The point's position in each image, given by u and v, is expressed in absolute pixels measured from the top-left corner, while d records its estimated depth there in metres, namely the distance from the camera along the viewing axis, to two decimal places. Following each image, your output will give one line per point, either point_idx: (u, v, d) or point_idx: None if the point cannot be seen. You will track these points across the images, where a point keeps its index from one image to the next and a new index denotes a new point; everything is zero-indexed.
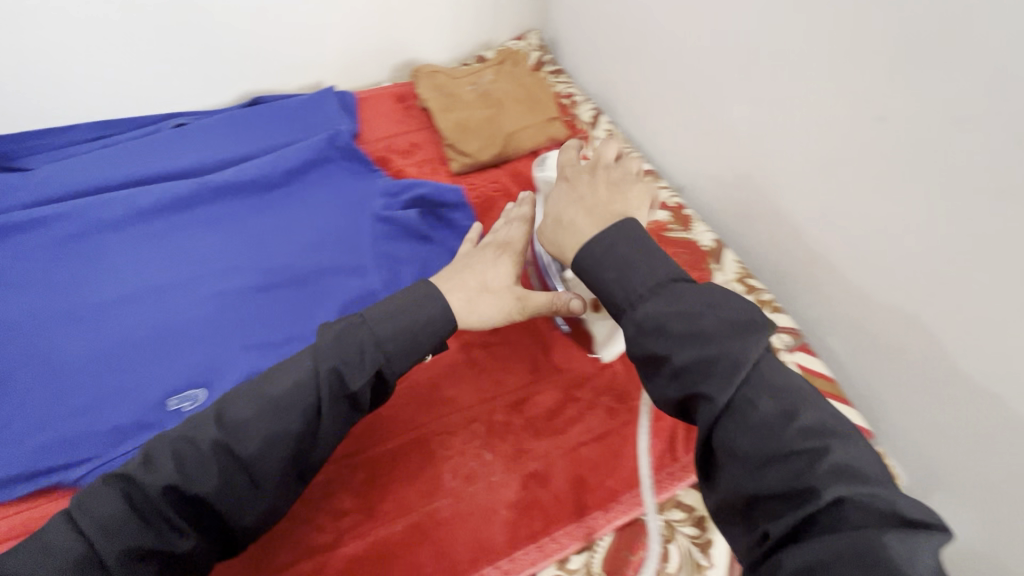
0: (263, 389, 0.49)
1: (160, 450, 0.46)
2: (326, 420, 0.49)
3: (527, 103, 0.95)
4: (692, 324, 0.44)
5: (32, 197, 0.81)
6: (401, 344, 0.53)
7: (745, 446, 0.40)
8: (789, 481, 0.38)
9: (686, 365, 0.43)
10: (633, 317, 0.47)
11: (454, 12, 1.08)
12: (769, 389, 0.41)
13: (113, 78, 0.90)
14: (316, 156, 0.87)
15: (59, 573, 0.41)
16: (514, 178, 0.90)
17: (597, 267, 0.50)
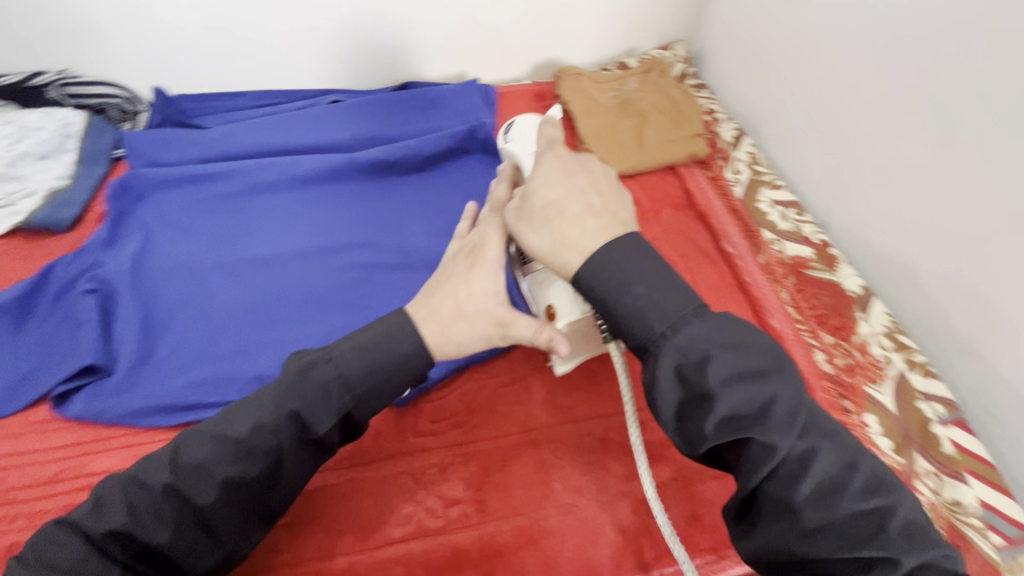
0: (310, 368, 0.49)
1: (232, 418, 0.48)
2: (359, 400, 0.50)
3: (671, 115, 0.92)
4: (753, 366, 0.42)
5: (204, 153, 0.88)
6: (408, 339, 0.51)
7: (799, 502, 0.39)
8: (847, 531, 0.38)
9: (742, 412, 0.40)
10: (671, 343, 0.43)
11: (605, 16, 1.07)
12: (824, 436, 0.40)
13: (286, 52, 0.96)
14: (456, 146, 0.89)
15: (143, 525, 0.44)
16: (647, 191, 0.87)
17: (614, 287, 0.46)
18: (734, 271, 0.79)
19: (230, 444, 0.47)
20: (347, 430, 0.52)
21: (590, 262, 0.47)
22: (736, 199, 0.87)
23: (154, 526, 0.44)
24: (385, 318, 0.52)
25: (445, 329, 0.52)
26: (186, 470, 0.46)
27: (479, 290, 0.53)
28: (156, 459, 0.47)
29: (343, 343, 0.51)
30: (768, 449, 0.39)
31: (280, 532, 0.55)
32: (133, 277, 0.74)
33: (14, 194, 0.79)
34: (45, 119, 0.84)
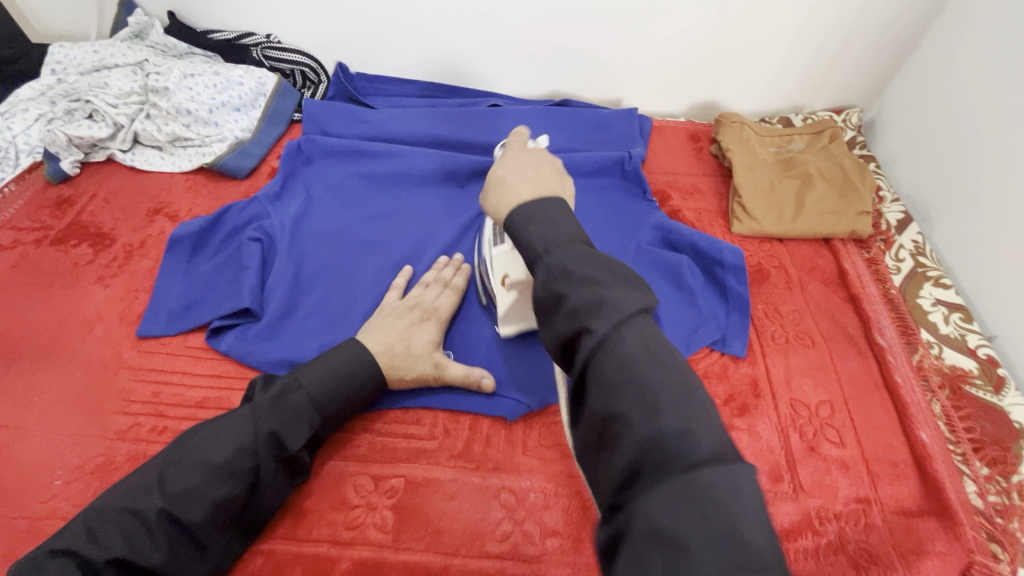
0: (284, 394, 0.54)
1: (205, 444, 0.50)
2: (319, 417, 0.55)
3: (839, 186, 0.86)
4: (630, 363, 0.36)
5: (369, 131, 0.93)
6: (365, 365, 0.59)
7: (618, 403, 0.35)
8: (606, 382, 0.36)
9: (586, 305, 0.37)
10: (546, 266, 0.41)
11: (782, 69, 1.02)
12: (622, 333, 0.37)
13: (463, 53, 1.00)
14: (605, 173, 0.89)
15: (136, 550, 0.45)
16: (794, 260, 0.83)
17: (557, 258, 0.40)
18: (882, 367, 0.72)
19: (210, 463, 0.49)
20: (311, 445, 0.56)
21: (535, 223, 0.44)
22: (893, 287, 0.80)
23: (143, 550, 0.46)
24: (342, 349, 0.59)
25: (395, 363, 0.61)
26: (183, 489, 0.48)
27: (421, 339, 0.63)
28: (141, 487, 0.48)
29: (310, 370, 0.56)
30: (694, 478, 0.31)
31: (386, 512, 0.56)
32: (292, 234, 0.79)
33: (209, 137, 0.88)
34: (246, 75, 0.90)
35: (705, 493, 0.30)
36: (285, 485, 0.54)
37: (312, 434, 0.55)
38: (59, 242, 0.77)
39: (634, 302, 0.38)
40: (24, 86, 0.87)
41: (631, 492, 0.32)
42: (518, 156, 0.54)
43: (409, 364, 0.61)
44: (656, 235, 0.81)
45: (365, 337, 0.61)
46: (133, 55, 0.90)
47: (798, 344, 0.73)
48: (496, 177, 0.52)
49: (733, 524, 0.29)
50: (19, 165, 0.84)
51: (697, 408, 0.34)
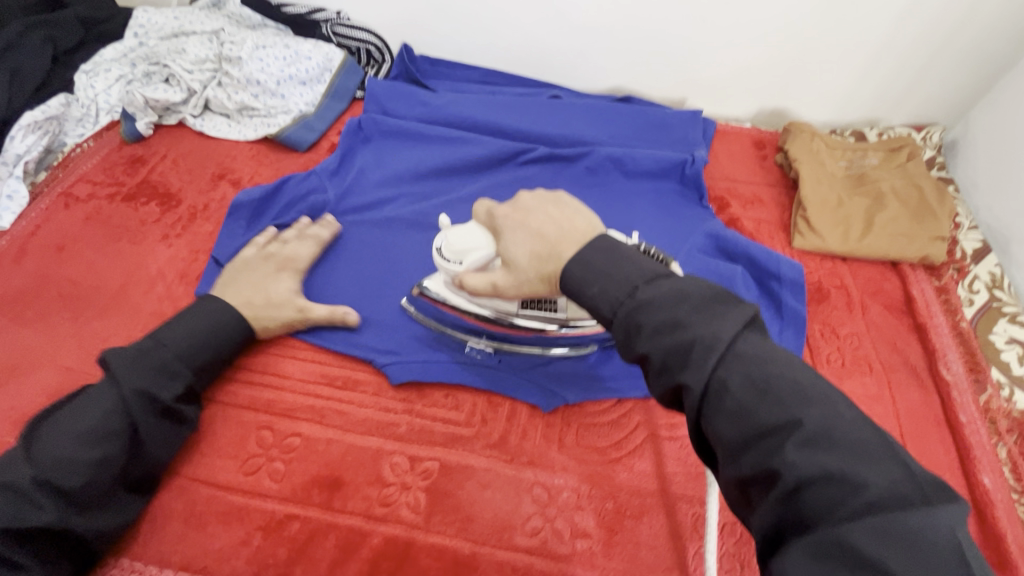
0: (144, 356, 0.57)
1: (76, 416, 0.53)
2: (187, 372, 0.59)
3: (913, 207, 0.81)
4: (672, 316, 0.41)
5: (428, 113, 0.92)
6: (227, 318, 0.63)
7: (729, 434, 0.37)
8: (739, 422, 0.36)
9: (674, 355, 0.40)
10: (621, 323, 0.44)
11: (862, 79, 0.97)
12: (747, 370, 0.38)
13: (528, 43, 0.99)
14: (664, 173, 0.86)
15: (20, 518, 0.47)
16: (857, 281, 0.79)
17: (582, 280, 0.47)
18: (945, 403, 0.68)
19: (80, 431, 0.52)
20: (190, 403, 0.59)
21: (576, 264, 0.47)
22: (964, 320, 0.75)
23: (26, 516, 0.48)
24: (196, 307, 0.63)
25: (257, 313, 0.65)
26: (56, 455, 0.50)
27: (278, 288, 0.67)
28: (7, 461, 0.50)
29: (168, 330, 0.60)
30: (838, 534, 0.31)
31: (420, 493, 0.57)
32: (345, 208, 0.80)
33: (274, 108, 0.90)
34: (314, 50, 0.92)
35: (853, 544, 0.30)
36: (171, 444, 0.56)
37: (184, 388, 0.58)
38: (130, 200, 0.80)
39: (670, 287, 0.43)
40: (108, 48, 0.91)
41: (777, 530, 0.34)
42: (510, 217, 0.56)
43: (282, 315, 0.65)
44: (712, 242, 0.79)
45: (223, 295, 0.65)
46: (210, 24, 0.93)
47: (855, 371, 0.70)
48: (529, 253, 0.53)
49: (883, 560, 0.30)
50: (98, 123, 0.88)
51: (721, 335, 0.39)
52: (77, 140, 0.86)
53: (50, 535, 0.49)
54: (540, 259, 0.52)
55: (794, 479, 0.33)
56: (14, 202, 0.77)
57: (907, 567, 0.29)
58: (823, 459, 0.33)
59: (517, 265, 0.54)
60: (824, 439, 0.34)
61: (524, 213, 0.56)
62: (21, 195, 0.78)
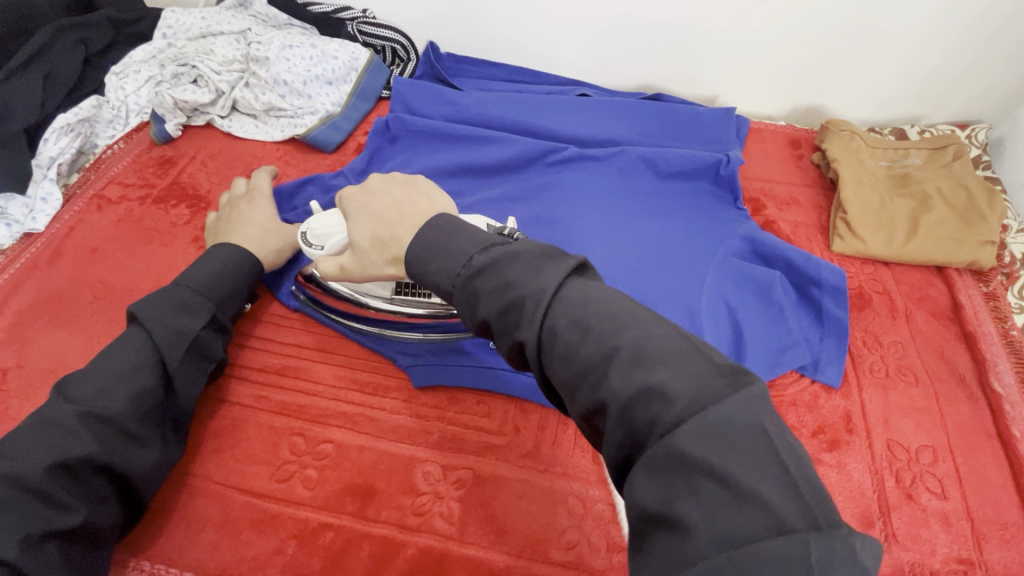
0: (172, 294, 0.58)
1: (104, 354, 0.53)
2: (216, 313, 0.60)
3: (960, 209, 0.78)
4: (503, 277, 0.38)
5: (455, 112, 0.91)
6: (239, 256, 0.64)
7: (564, 378, 0.35)
8: (570, 364, 0.34)
9: (510, 316, 0.37)
10: (460, 293, 0.40)
11: (903, 74, 0.93)
12: (573, 311, 0.35)
13: (556, 39, 0.97)
14: (697, 173, 0.84)
15: (62, 448, 0.47)
16: (900, 286, 0.76)
17: (423, 259, 0.41)
18: (995, 415, 0.65)
19: (116, 365, 0.52)
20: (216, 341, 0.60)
21: (417, 244, 0.42)
22: (1014, 328, 0.72)
23: (70, 447, 0.47)
24: (212, 250, 0.63)
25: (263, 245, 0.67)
26: (95, 388, 0.50)
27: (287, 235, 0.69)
28: (43, 404, 0.49)
29: (185, 272, 0.60)
30: (675, 451, 0.29)
31: (453, 503, 0.56)
32: None
33: (301, 109, 0.89)
34: (340, 49, 0.91)
35: (684, 459, 0.29)
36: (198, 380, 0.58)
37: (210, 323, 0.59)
38: (160, 202, 0.81)
39: (500, 247, 0.40)
40: (137, 49, 0.91)
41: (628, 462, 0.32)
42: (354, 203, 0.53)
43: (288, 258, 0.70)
44: (748, 245, 0.76)
45: (231, 239, 0.65)
46: (237, 24, 0.92)
47: (900, 381, 0.67)
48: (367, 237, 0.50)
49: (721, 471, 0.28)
50: (128, 124, 0.88)
51: (546, 285, 0.36)
52: (108, 141, 0.87)
53: (98, 468, 0.49)
54: (382, 244, 0.49)
55: (622, 406, 0.32)
56: (48, 205, 0.78)
57: (744, 468, 0.28)
58: (644, 377, 0.32)
59: (361, 248, 0.51)
60: (639, 357, 0.33)
61: (360, 208, 0.53)
62: (54, 199, 0.78)
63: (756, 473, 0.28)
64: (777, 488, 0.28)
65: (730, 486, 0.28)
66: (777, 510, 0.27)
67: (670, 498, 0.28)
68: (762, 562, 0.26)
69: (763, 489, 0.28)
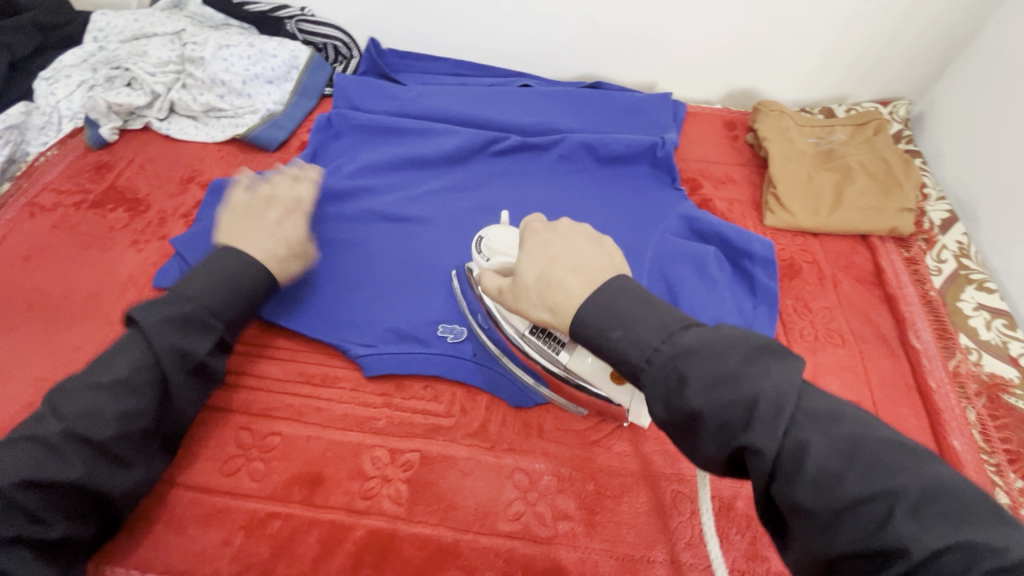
0: (172, 304, 0.54)
1: (98, 366, 0.51)
2: (218, 323, 0.56)
3: (881, 180, 0.83)
4: (720, 367, 0.37)
5: (398, 106, 0.92)
6: (247, 267, 0.59)
7: (756, 460, 0.35)
8: (754, 440, 0.35)
9: (698, 395, 0.37)
10: (651, 376, 0.40)
11: (828, 56, 0.98)
12: (714, 365, 0.37)
13: (496, 32, 0.98)
14: (636, 156, 0.86)
15: (42, 468, 0.46)
16: (828, 255, 0.80)
17: (604, 323, 0.43)
18: (915, 370, 0.69)
19: (108, 381, 0.50)
20: (214, 355, 0.57)
21: (598, 306, 0.44)
22: (932, 289, 0.77)
23: (49, 466, 0.46)
24: (222, 257, 0.59)
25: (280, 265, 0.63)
26: (82, 406, 0.48)
27: (294, 231, 0.65)
28: (35, 420, 0.48)
29: (190, 279, 0.57)
30: (858, 516, 0.32)
31: (401, 484, 0.57)
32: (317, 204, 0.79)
33: (242, 109, 0.89)
34: (279, 47, 0.90)
35: (873, 524, 0.31)
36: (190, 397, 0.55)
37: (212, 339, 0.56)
38: (96, 206, 0.79)
39: (706, 332, 0.40)
40: (67, 53, 0.89)
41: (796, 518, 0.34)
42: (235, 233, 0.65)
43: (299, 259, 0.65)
44: (684, 223, 0.80)
45: (236, 243, 0.61)
46: (171, 25, 0.91)
47: (828, 343, 0.71)
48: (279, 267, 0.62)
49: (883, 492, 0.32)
50: (62, 130, 0.86)
51: (713, 349, 0.38)
52: (41, 148, 0.85)
53: (76, 491, 0.47)
54: (546, 284, 0.48)
55: (819, 476, 0.33)
56: None
57: (963, 538, 0.30)
58: (832, 444, 0.34)
59: (525, 285, 0.50)
60: (827, 422, 0.35)
61: (544, 243, 0.51)
62: None
63: (933, 527, 0.30)
64: (965, 526, 0.30)
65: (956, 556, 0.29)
66: (1000, 559, 0.29)
67: (841, 542, 0.32)
68: None
69: (929, 539, 0.30)
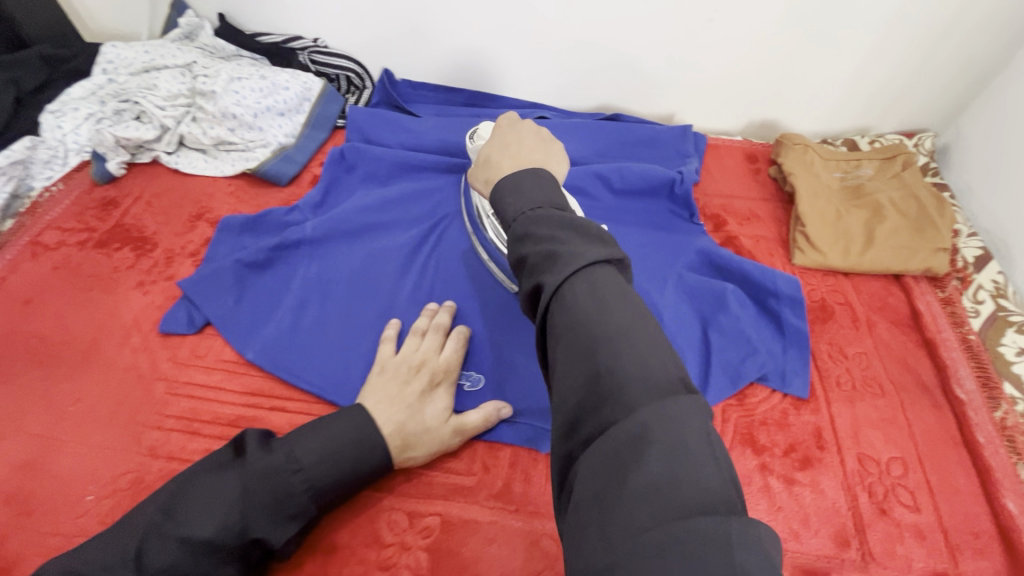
0: (278, 472, 0.49)
1: (185, 523, 0.46)
2: (314, 504, 0.50)
3: (913, 217, 0.80)
4: (558, 239, 0.38)
5: (413, 138, 0.90)
6: (377, 451, 0.53)
7: (579, 364, 0.33)
8: (580, 340, 0.34)
9: (544, 262, 0.37)
10: (515, 236, 0.41)
11: (851, 87, 0.96)
12: (592, 283, 0.35)
13: (512, 63, 0.97)
14: (655, 191, 0.84)
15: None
16: (861, 296, 0.77)
17: (505, 191, 0.43)
18: (960, 422, 0.65)
19: (194, 539, 0.46)
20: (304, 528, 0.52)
21: (508, 179, 0.44)
22: (972, 332, 0.73)
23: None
24: (358, 426, 0.53)
25: (408, 441, 0.56)
26: (164, 566, 0.44)
27: (434, 407, 0.58)
28: (116, 560, 0.44)
29: (313, 448, 0.51)
30: (639, 454, 0.29)
31: (421, 553, 0.53)
32: (328, 241, 0.76)
33: (252, 142, 0.86)
34: (292, 79, 0.88)
35: (669, 488, 0.28)
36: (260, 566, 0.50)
37: (302, 521, 0.50)
38: (102, 246, 0.76)
39: (574, 215, 0.40)
40: (75, 86, 0.87)
41: (554, 333, 0.35)
42: (500, 133, 0.58)
43: (429, 437, 0.57)
44: (709, 261, 0.77)
45: (370, 404, 0.56)
46: (182, 57, 0.89)
47: (866, 392, 0.67)
48: (484, 158, 0.56)
49: (642, 394, 0.31)
50: (67, 164, 0.84)
51: (583, 253, 0.36)
52: (46, 183, 0.82)
53: None
54: (487, 164, 0.54)
55: (621, 409, 0.31)
56: None
57: (670, 494, 0.27)
58: (625, 383, 0.31)
59: (473, 166, 0.57)
60: (632, 387, 0.31)
61: (501, 136, 0.58)
62: None
63: (654, 402, 0.30)
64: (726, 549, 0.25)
65: (648, 449, 0.29)
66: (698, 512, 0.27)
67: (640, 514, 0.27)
68: (644, 555, 0.26)
69: (693, 500, 0.27)
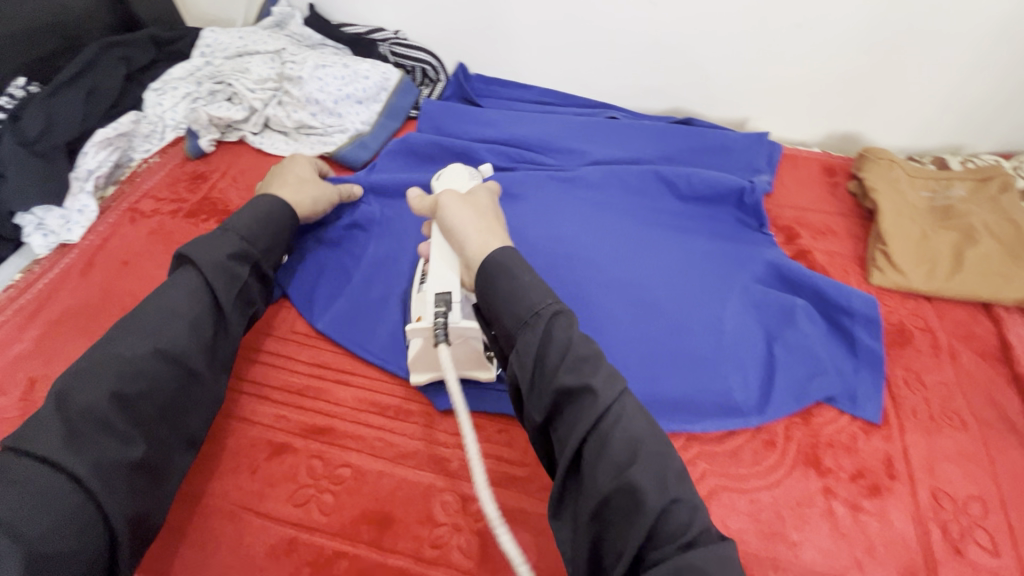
0: (160, 323, 0.52)
1: (106, 377, 0.48)
2: (202, 372, 0.54)
3: (1008, 244, 0.75)
4: (582, 355, 0.43)
5: (483, 132, 0.91)
6: (224, 278, 0.58)
7: (608, 468, 0.40)
8: (603, 450, 0.40)
9: (577, 383, 0.42)
10: (534, 328, 0.44)
11: (945, 102, 0.90)
12: (624, 407, 0.42)
13: (587, 63, 0.97)
14: (725, 197, 0.82)
15: (55, 522, 0.41)
16: (944, 322, 0.72)
17: (510, 265, 0.47)
18: None
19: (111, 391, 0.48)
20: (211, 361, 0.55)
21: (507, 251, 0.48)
22: None
23: (66, 524, 0.41)
24: (181, 279, 0.56)
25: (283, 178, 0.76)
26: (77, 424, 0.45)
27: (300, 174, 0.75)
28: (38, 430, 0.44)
29: (160, 300, 0.55)
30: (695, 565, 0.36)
31: (472, 536, 0.54)
32: (396, 225, 0.79)
33: (332, 127, 0.90)
34: (372, 69, 0.92)
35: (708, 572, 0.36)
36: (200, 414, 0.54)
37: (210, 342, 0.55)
38: (190, 216, 0.82)
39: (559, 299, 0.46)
40: (177, 67, 0.93)
41: (580, 448, 0.41)
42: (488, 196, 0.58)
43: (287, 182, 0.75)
44: (778, 272, 0.74)
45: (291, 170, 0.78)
46: (272, 43, 0.94)
47: (945, 425, 0.63)
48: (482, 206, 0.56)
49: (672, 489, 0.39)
50: (164, 139, 0.90)
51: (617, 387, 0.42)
52: (144, 155, 0.89)
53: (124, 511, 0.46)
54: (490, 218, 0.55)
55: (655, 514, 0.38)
56: (83, 216, 0.79)
57: None
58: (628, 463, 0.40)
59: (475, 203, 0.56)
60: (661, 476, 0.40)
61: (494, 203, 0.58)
62: (90, 210, 0.80)
63: (658, 480, 0.39)
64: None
65: None
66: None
67: None
68: None
69: None
